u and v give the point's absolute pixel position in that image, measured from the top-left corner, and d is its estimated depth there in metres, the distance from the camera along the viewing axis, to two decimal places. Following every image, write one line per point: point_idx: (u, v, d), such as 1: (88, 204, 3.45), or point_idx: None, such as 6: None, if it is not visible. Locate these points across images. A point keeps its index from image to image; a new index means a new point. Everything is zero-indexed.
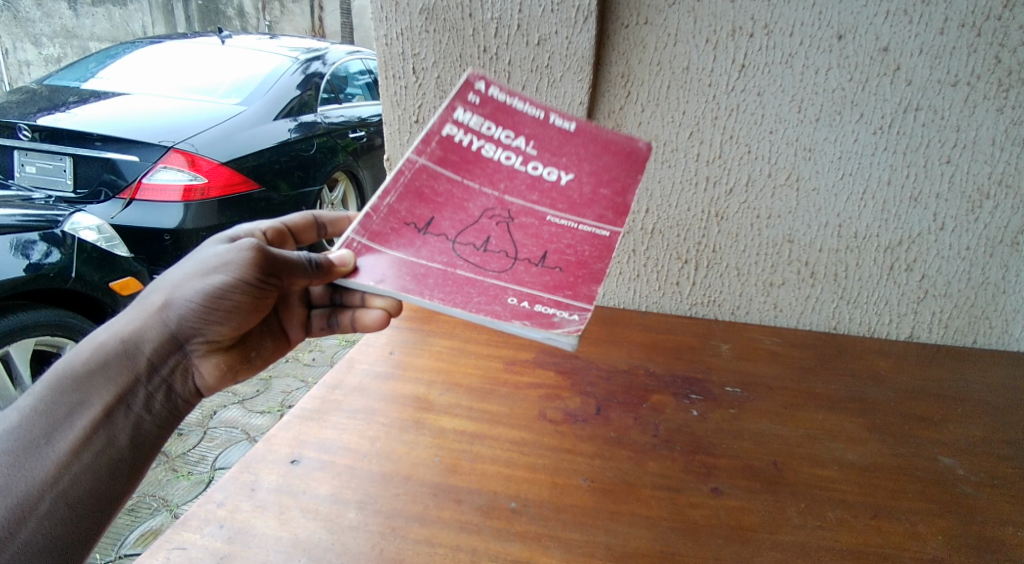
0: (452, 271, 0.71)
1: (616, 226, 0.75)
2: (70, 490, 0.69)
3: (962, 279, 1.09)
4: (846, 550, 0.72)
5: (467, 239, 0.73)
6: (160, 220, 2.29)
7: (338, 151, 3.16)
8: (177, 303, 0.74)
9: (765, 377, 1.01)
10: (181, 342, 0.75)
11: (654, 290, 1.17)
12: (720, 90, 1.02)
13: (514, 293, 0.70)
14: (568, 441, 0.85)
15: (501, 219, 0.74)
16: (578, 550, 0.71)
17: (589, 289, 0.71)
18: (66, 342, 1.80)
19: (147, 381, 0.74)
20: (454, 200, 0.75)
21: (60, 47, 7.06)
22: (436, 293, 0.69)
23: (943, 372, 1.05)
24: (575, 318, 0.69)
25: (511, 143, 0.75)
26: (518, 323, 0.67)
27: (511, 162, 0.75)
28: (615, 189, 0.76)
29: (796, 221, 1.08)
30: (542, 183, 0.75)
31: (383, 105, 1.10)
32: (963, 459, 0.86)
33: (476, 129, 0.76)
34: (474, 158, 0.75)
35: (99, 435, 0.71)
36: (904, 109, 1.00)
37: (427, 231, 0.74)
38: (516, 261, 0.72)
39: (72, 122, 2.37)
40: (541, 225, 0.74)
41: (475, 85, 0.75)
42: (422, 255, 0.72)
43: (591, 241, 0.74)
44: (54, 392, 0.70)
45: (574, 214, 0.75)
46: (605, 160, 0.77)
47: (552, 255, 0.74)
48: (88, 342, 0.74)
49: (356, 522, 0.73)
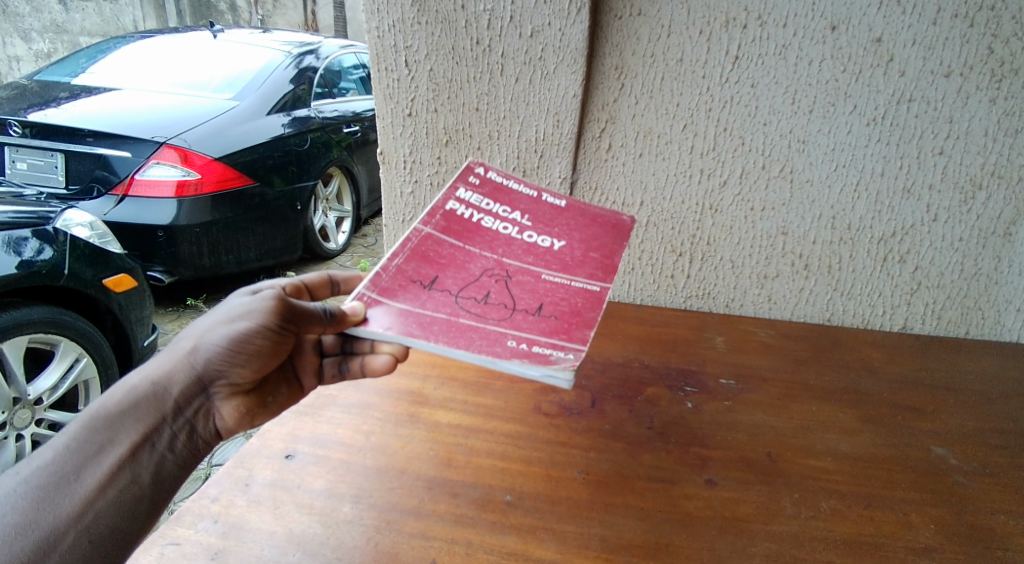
0: (455, 320, 0.70)
1: (605, 283, 0.79)
2: (93, 527, 0.66)
3: (955, 270, 1.10)
4: (840, 540, 0.72)
5: (468, 293, 0.75)
6: (153, 216, 2.34)
7: (332, 146, 3.15)
8: (204, 348, 0.72)
9: (759, 369, 1.01)
10: (206, 384, 0.72)
11: (649, 283, 1.17)
12: (714, 82, 1.01)
13: (514, 337, 0.69)
14: (563, 434, 0.85)
15: (500, 277, 0.77)
16: (573, 541, 0.71)
17: (584, 333, 0.70)
18: (61, 338, 1.76)
19: (172, 422, 0.71)
20: (456, 263, 0.78)
21: (50, 42, 7.03)
22: (441, 338, 0.67)
23: (936, 363, 1.05)
24: (571, 356, 0.66)
25: (509, 218, 0.86)
26: (517, 363, 0.65)
27: (509, 232, 0.84)
28: (598, 257, 0.84)
29: (790, 213, 1.08)
30: (533, 252, 0.82)
31: (376, 98, 1.09)
32: (956, 449, 0.86)
33: (478, 206, 0.86)
34: (475, 228, 0.84)
35: (123, 474, 0.68)
36: (897, 100, 1.00)
37: (431, 287, 0.75)
38: (514, 310, 0.73)
39: (63, 117, 2.35)
40: (536, 282, 0.77)
41: (475, 172, 0.91)
42: (426, 306, 0.72)
43: (583, 294, 0.77)
44: (86, 430, 0.69)
45: (564, 274, 0.80)
46: (593, 232, 0.88)
47: (549, 306, 0.74)
48: (119, 385, 0.73)
49: (351, 516, 0.73)
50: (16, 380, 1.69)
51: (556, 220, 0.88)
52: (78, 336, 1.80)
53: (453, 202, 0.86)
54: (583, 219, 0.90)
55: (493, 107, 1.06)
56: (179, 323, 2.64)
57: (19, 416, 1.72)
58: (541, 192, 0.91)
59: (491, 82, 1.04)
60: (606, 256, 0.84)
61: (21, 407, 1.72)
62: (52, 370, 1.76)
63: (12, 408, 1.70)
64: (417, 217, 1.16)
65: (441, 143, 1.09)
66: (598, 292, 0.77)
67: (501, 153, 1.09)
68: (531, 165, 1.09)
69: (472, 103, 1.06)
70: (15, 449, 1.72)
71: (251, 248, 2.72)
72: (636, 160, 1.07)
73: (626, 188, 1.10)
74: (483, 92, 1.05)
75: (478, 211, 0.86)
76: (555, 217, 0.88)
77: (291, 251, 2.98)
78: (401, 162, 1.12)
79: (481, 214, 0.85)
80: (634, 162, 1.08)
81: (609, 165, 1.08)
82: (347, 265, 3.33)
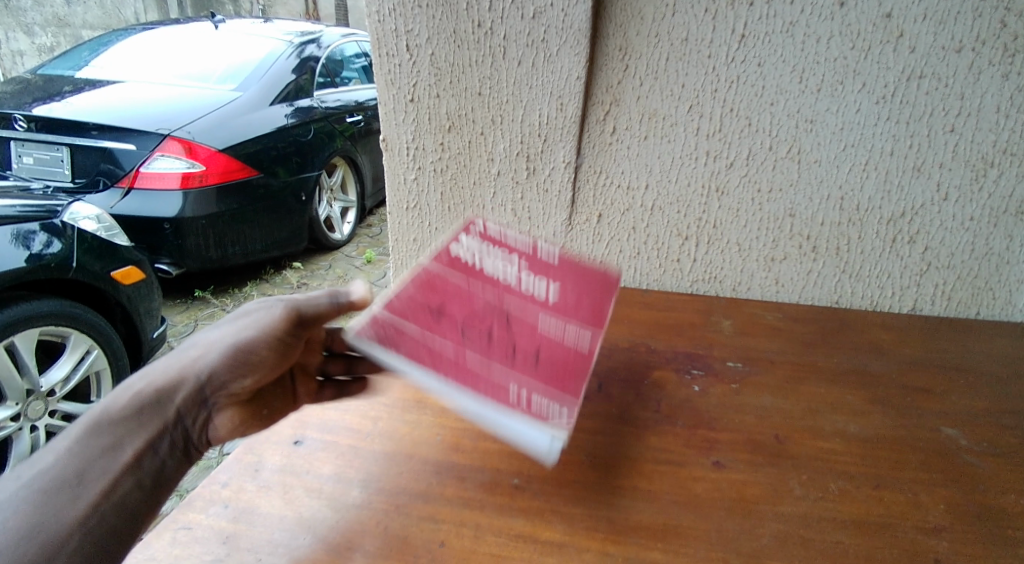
0: (453, 372, 0.71)
1: (598, 337, 0.79)
2: (98, 528, 0.65)
3: (965, 250, 1.08)
4: (848, 520, 0.72)
5: (467, 343, 0.75)
6: (159, 209, 2.34)
7: (335, 135, 3.14)
8: (212, 359, 0.75)
9: (766, 351, 1.00)
10: (207, 393, 0.75)
11: (655, 268, 1.17)
12: (720, 61, 1.00)
13: (509, 390, 0.69)
14: (571, 418, 0.85)
15: (499, 327, 0.78)
16: (580, 524, 0.71)
17: (577, 386, 0.71)
18: (70, 330, 1.77)
19: (174, 428, 0.72)
20: (455, 308, 0.80)
21: (53, 36, 7.01)
22: (439, 392, 0.69)
23: (946, 344, 1.04)
24: (563, 413, 0.66)
25: (508, 264, 0.87)
26: (517, 420, 0.65)
27: (508, 280, 0.85)
28: (592, 310, 0.84)
29: (797, 195, 1.07)
30: (530, 301, 0.83)
31: (378, 84, 1.08)
32: (965, 429, 0.85)
33: (479, 254, 0.88)
34: (476, 276, 0.85)
35: (127, 476, 0.68)
36: (907, 77, 0.98)
37: (432, 336, 0.76)
38: (511, 364, 0.73)
39: (67, 111, 2.34)
40: (532, 330, 0.79)
41: (476, 220, 0.94)
42: (424, 356, 0.73)
43: (576, 350, 0.77)
44: (90, 432, 0.68)
45: (560, 326, 0.80)
46: (589, 281, 0.89)
47: (543, 357, 0.75)
48: (118, 390, 0.72)
49: (360, 501, 0.73)
50: (28, 372, 1.70)
51: (551, 266, 0.89)
52: (88, 328, 1.81)
53: (456, 251, 0.88)
54: (574, 270, 0.89)
55: (497, 90, 1.05)
56: (188, 314, 2.66)
57: (33, 408, 1.73)
58: (535, 239, 0.92)
59: (494, 65, 1.03)
60: (599, 307, 0.84)
61: (35, 399, 1.73)
62: (64, 361, 1.77)
63: (26, 399, 1.71)
64: (421, 204, 1.15)
65: (444, 129, 1.09)
66: (590, 347, 0.78)
67: (505, 138, 1.08)
68: (536, 149, 1.08)
69: (475, 88, 1.05)
70: (31, 440, 1.72)
71: (258, 239, 2.73)
72: (641, 143, 1.07)
73: (631, 170, 1.09)
74: (485, 76, 1.04)
75: (480, 258, 0.87)
76: (552, 263, 0.89)
77: (297, 241, 3.00)
78: (404, 149, 1.12)
79: (481, 259, 0.87)
80: (640, 145, 1.07)
81: (614, 148, 1.08)
82: (352, 255, 3.34)
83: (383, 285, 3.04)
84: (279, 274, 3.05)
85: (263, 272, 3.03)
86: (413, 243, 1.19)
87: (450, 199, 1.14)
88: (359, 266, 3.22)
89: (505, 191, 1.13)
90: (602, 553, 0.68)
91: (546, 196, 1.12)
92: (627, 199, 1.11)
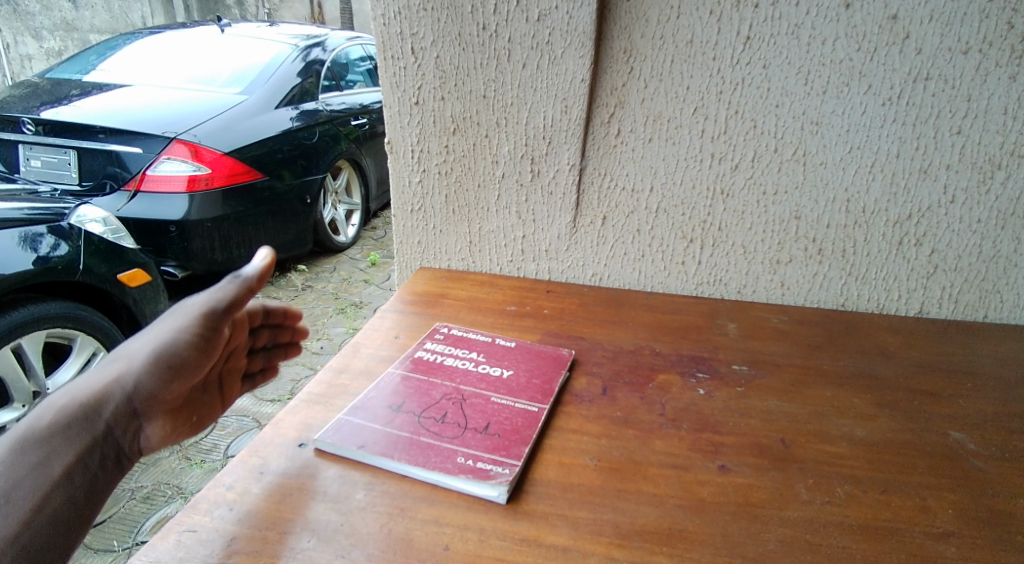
0: (416, 438, 0.79)
1: (544, 404, 0.86)
2: (28, 543, 0.67)
3: (972, 253, 1.08)
4: (854, 525, 0.71)
5: (429, 414, 0.83)
6: (165, 212, 2.34)
7: (340, 138, 3.15)
8: (132, 369, 0.76)
9: (772, 355, 1.00)
10: (135, 403, 0.76)
11: (659, 270, 1.16)
12: (725, 64, 1.00)
13: (463, 453, 0.77)
14: (576, 421, 0.84)
15: (456, 399, 0.85)
16: (586, 528, 0.71)
17: (521, 449, 0.78)
18: (76, 333, 1.77)
19: (103, 441, 0.74)
20: (418, 389, 0.87)
21: (61, 39, 6.94)
22: (403, 457, 0.77)
23: (953, 347, 1.04)
24: (508, 471, 0.75)
25: (467, 355, 0.94)
26: (462, 479, 0.74)
27: (467, 365, 0.92)
28: (540, 382, 0.90)
29: (803, 197, 1.07)
30: (486, 378, 0.90)
31: (383, 87, 1.10)
32: (973, 433, 0.85)
33: (441, 351, 0.95)
34: (438, 364, 0.92)
35: (56, 491, 0.70)
36: (914, 79, 0.98)
37: (397, 410, 0.83)
38: (465, 429, 0.80)
39: (74, 114, 2.35)
40: (486, 404, 0.85)
41: (441, 328, 1.01)
42: (391, 426, 0.81)
43: (524, 414, 0.84)
44: (20, 450, 0.71)
45: (510, 396, 0.87)
46: (539, 358, 0.95)
47: (494, 425, 0.81)
48: (47, 406, 0.75)
49: (364, 504, 0.73)
50: (36, 374, 1.71)
51: (506, 353, 0.96)
52: (94, 330, 1.81)
53: (421, 350, 0.95)
54: (528, 353, 0.96)
55: (501, 93, 1.06)
56: None
57: None
58: (495, 336, 1.00)
59: (498, 68, 1.04)
60: (548, 380, 0.90)
61: (40, 401, 1.75)
62: (69, 364, 1.79)
63: (33, 401, 1.72)
64: (424, 206, 1.17)
65: (449, 132, 1.10)
66: (537, 412, 0.84)
67: (509, 141, 1.09)
68: (540, 152, 1.09)
69: (479, 90, 1.06)
70: None
71: (263, 242, 2.74)
72: (646, 145, 1.07)
73: (635, 173, 1.09)
74: (490, 79, 1.05)
75: (443, 352, 0.95)
76: (507, 350, 0.96)
77: (302, 244, 3.01)
78: (409, 152, 1.13)
79: (444, 355, 0.94)
80: (644, 148, 1.07)
81: (618, 151, 1.08)
82: (357, 258, 3.35)
83: (388, 288, 3.05)
84: (284, 277, 3.06)
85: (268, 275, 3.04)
86: (416, 245, 1.21)
87: (454, 202, 1.15)
88: (363, 269, 3.22)
89: (509, 194, 1.13)
90: (607, 557, 0.68)
91: (550, 199, 1.12)
92: (632, 202, 1.11)
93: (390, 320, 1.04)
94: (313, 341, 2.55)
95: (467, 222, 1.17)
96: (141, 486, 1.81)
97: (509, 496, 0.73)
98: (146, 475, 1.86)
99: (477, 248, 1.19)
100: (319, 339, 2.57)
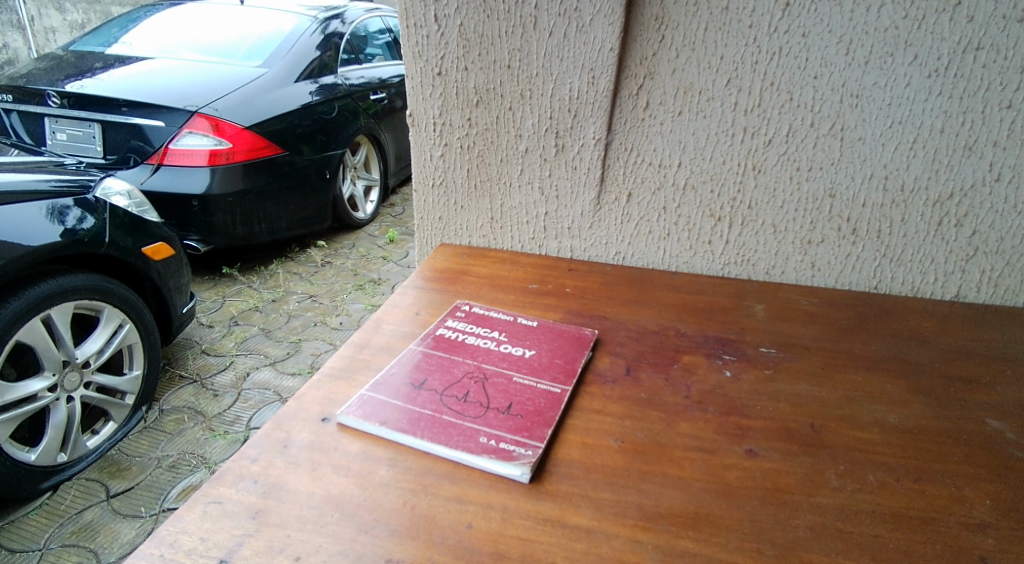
0: (439, 416, 0.78)
1: (567, 386, 0.84)
2: None
3: (1016, 235, 1.03)
4: (887, 513, 0.70)
5: (451, 392, 0.82)
6: (188, 185, 2.36)
7: (360, 113, 3.14)
8: None
9: (801, 337, 0.97)
10: None
11: (685, 250, 1.14)
12: (762, 32, 0.96)
13: (486, 433, 0.76)
14: (599, 401, 0.83)
15: (478, 378, 0.84)
16: (610, 509, 0.69)
17: (544, 430, 0.77)
18: (104, 305, 1.79)
19: None
20: (440, 366, 0.86)
21: (83, 12, 6.58)
22: (426, 434, 0.76)
23: (990, 332, 1.00)
24: (530, 452, 0.74)
25: (489, 335, 0.93)
26: (485, 458, 0.73)
27: (489, 345, 0.91)
28: (563, 362, 0.88)
29: (839, 174, 1.03)
30: (507, 358, 0.88)
31: (406, 57, 1.08)
32: (1012, 422, 0.82)
33: (463, 329, 0.94)
34: (460, 343, 0.91)
35: None
36: (963, 49, 0.93)
37: (420, 386, 0.83)
38: (487, 409, 0.79)
39: (97, 86, 2.35)
40: (508, 383, 0.84)
41: (461, 307, 1.00)
42: (414, 403, 0.80)
43: (546, 395, 0.82)
44: None
45: (532, 377, 0.85)
46: (560, 341, 0.93)
47: (517, 405, 0.80)
48: None
49: (387, 479, 0.72)
50: (64, 343, 1.69)
51: (529, 333, 0.94)
52: (120, 302, 1.83)
53: (443, 328, 0.94)
54: (550, 333, 0.94)
55: (526, 63, 1.04)
56: (216, 290, 2.68)
57: (69, 379, 1.72)
58: (517, 315, 0.98)
59: (524, 36, 1.02)
60: (570, 361, 0.88)
61: (70, 369, 1.72)
62: (98, 334, 1.78)
63: (62, 370, 1.70)
64: (446, 181, 1.16)
65: (471, 104, 1.08)
66: (559, 393, 0.83)
67: (533, 114, 1.07)
68: (566, 125, 1.06)
69: (504, 60, 1.04)
70: (67, 411, 1.70)
71: (283, 217, 2.75)
72: (675, 118, 1.04)
73: (664, 148, 1.06)
74: (514, 48, 1.03)
75: (464, 332, 0.93)
76: (528, 331, 0.94)
77: (321, 220, 3.01)
78: (430, 124, 1.12)
79: (465, 334, 0.93)
80: (674, 121, 1.04)
81: (646, 124, 1.05)
82: (376, 234, 3.35)
83: (406, 264, 3.04)
84: (303, 252, 3.07)
85: (288, 250, 3.06)
86: (438, 221, 1.20)
87: (477, 176, 1.14)
88: (382, 246, 3.22)
89: (534, 168, 1.11)
90: (631, 540, 0.66)
91: (575, 174, 1.10)
92: (659, 177, 1.08)
93: (411, 296, 1.03)
94: (331, 317, 2.56)
95: (488, 198, 1.15)
96: (166, 455, 1.84)
97: (532, 475, 0.72)
98: (171, 444, 1.88)
99: (499, 225, 1.17)
100: (338, 315, 2.57)
